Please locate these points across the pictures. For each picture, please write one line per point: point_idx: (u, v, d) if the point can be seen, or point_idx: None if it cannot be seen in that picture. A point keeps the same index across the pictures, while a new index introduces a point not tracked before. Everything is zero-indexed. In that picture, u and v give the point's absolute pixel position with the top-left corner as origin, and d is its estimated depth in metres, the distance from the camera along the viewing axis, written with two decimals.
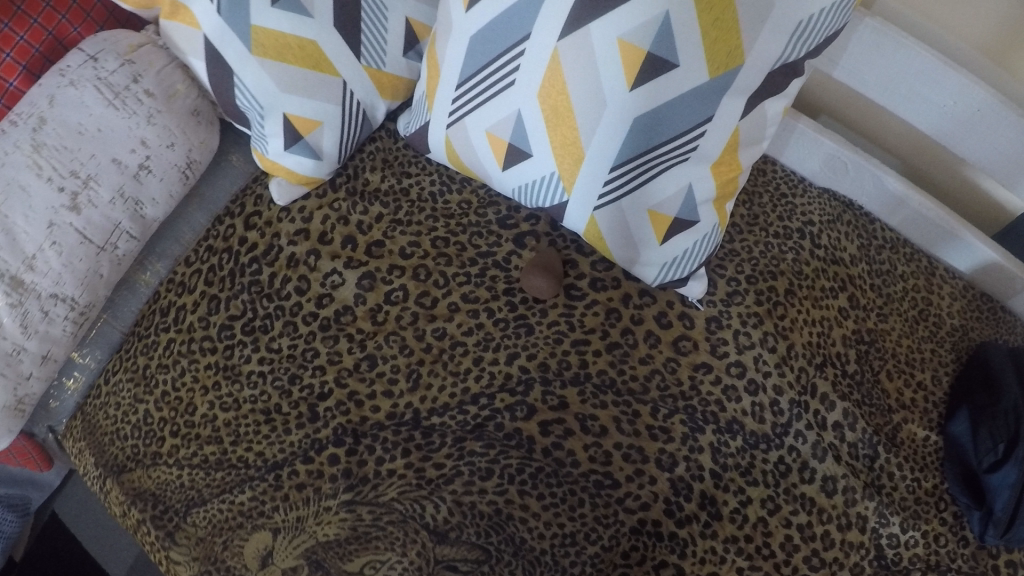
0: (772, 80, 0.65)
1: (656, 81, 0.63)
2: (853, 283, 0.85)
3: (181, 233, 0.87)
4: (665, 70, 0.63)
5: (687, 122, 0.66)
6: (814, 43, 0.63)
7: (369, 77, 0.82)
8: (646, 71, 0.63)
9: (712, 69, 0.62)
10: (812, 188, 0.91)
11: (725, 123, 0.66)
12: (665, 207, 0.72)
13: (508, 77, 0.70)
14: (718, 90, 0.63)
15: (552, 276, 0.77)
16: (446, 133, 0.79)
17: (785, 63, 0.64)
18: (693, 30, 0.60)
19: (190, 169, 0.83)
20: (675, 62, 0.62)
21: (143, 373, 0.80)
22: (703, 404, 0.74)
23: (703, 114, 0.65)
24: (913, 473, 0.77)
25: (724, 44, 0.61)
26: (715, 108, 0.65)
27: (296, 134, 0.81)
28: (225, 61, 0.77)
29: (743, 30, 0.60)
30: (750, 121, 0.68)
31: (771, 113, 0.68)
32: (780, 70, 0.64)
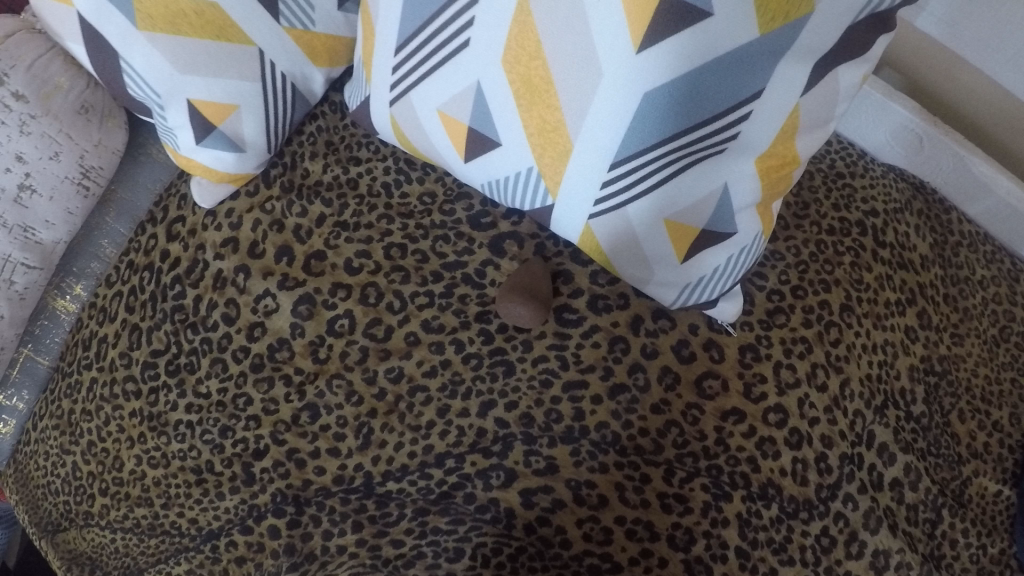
0: (851, 38, 0.44)
1: (680, 36, 0.42)
2: (925, 294, 0.67)
3: (100, 247, 0.73)
4: (694, 20, 0.41)
5: (724, 100, 0.45)
6: None
7: (295, 43, 0.63)
8: (661, 21, 0.42)
9: (765, 20, 0.41)
10: (876, 164, 0.72)
11: (779, 100, 0.46)
12: (689, 215, 0.52)
13: (461, 34, 0.51)
14: (774, 53, 0.43)
15: (538, 303, 0.59)
16: (391, 111, 0.59)
17: (872, 13, 0.43)
18: None
19: (89, 178, 0.67)
20: (710, 9, 0.41)
21: (67, 419, 0.69)
22: (731, 463, 0.58)
23: (749, 86, 0.45)
24: (979, 538, 0.63)
25: None
26: (766, 80, 0.45)
27: (206, 125, 0.63)
28: (106, 42, 0.59)
29: None
30: (816, 98, 0.47)
31: (845, 83, 0.47)
32: (862, 22, 0.44)
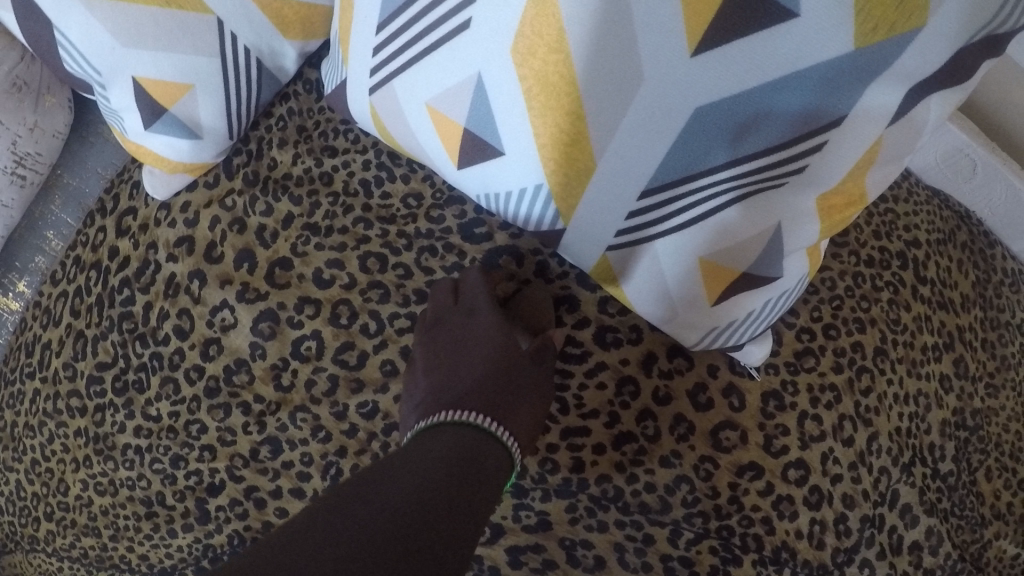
0: (960, 61, 0.36)
1: (746, 37, 0.34)
2: (962, 339, 0.61)
3: (44, 239, 0.66)
4: (771, 20, 0.34)
5: (792, 125, 0.37)
6: None
7: (263, 14, 0.52)
8: (722, 17, 0.34)
9: (863, 31, 0.33)
10: (920, 187, 0.64)
11: (860, 132, 0.38)
12: (730, 257, 0.44)
13: (462, 15, 0.41)
14: (865, 73, 0.35)
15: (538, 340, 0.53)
16: (370, 99, 0.49)
17: (988, 34, 0.35)
18: None
19: (22, 165, 0.60)
20: (793, 11, 0.33)
21: (10, 434, 0.63)
22: (743, 525, 0.52)
23: (824, 112, 0.36)
24: None
25: None
26: (850, 105, 0.36)
27: (155, 107, 0.54)
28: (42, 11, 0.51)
29: None
30: (903, 133, 0.39)
31: (936, 115, 0.39)
32: (975, 45, 0.35)
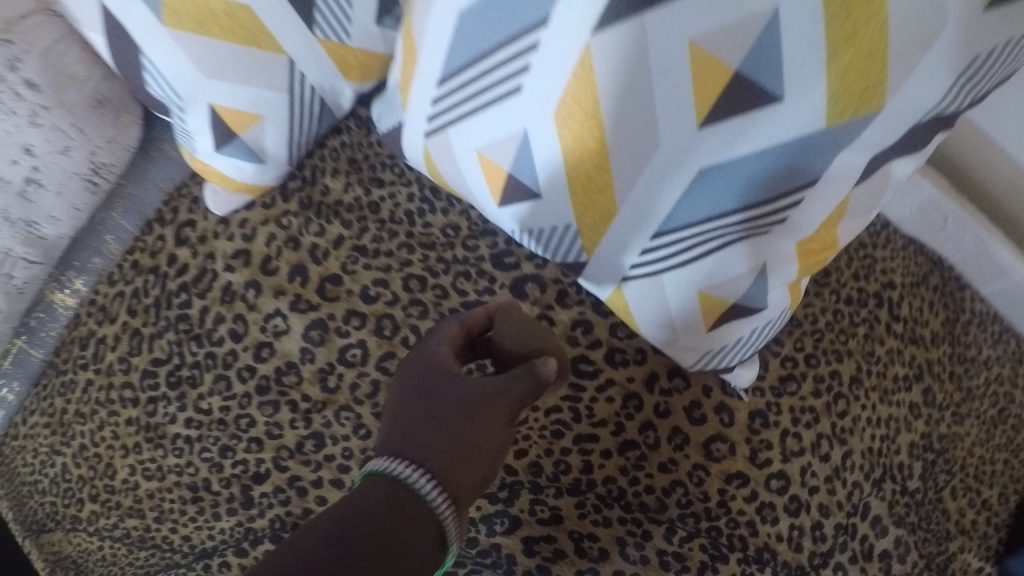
0: (915, 134, 0.45)
1: (747, 117, 0.43)
2: (932, 372, 0.68)
3: (103, 242, 0.70)
4: (763, 103, 0.42)
5: (778, 183, 0.45)
6: (983, 89, 0.44)
7: (327, 55, 0.60)
8: (727, 99, 0.43)
9: (835, 111, 0.42)
10: (898, 236, 0.73)
11: (833, 190, 0.46)
12: (723, 289, 0.52)
13: (513, 80, 0.48)
14: (837, 143, 0.43)
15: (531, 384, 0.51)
16: (424, 142, 0.57)
17: (937, 115, 0.44)
18: (816, 43, 0.40)
19: (98, 175, 0.66)
20: (778, 93, 0.42)
21: (59, 419, 0.68)
22: (730, 526, 0.60)
23: (802, 173, 0.45)
24: None
25: (861, 73, 0.40)
26: (824, 169, 0.45)
27: (227, 132, 0.61)
28: (130, 37, 0.57)
29: (891, 60, 0.40)
30: (867, 190, 0.48)
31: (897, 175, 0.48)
32: (926, 123, 0.44)
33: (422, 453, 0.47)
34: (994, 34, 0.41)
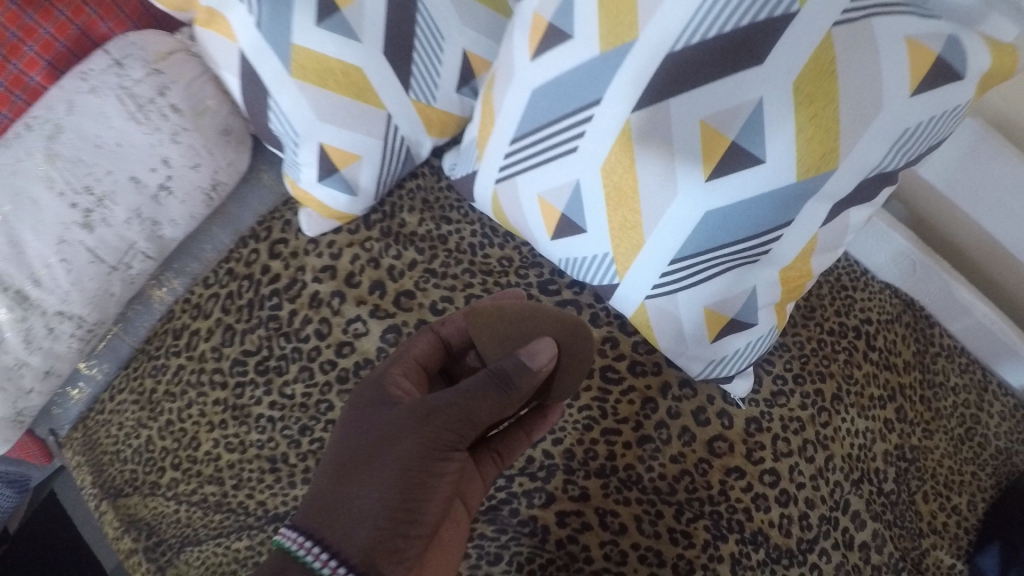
0: (864, 187, 0.61)
1: (743, 172, 0.59)
2: (904, 393, 0.80)
3: (202, 251, 0.83)
4: (750, 163, 0.58)
5: (763, 223, 0.61)
6: (916, 151, 0.60)
7: (417, 113, 0.76)
8: (728, 160, 0.59)
9: (803, 170, 0.58)
10: (876, 282, 0.87)
11: (803, 229, 0.62)
12: (724, 306, 0.67)
13: (571, 142, 0.66)
14: (805, 193, 0.59)
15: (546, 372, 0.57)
16: (494, 187, 0.75)
17: (878, 171, 0.60)
18: (786, 121, 0.57)
19: (215, 191, 0.77)
20: (762, 156, 0.58)
21: (149, 397, 0.78)
22: (729, 511, 0.71)
23: (780, 216, 0.61)
24: None
25: (820, 145, 0.57)
26: (797, 214, 0.61)
27: (331, 166, 0.75)
28: (262, 82, 0.71)
29: (843, 132, 0.57)
30: (831, 230, 0.64)
31: (855, 219, 0.64)
32: (870, 179, 0.60)
33: (351, 509, 0.51)
34: (918, 112, 0.57)
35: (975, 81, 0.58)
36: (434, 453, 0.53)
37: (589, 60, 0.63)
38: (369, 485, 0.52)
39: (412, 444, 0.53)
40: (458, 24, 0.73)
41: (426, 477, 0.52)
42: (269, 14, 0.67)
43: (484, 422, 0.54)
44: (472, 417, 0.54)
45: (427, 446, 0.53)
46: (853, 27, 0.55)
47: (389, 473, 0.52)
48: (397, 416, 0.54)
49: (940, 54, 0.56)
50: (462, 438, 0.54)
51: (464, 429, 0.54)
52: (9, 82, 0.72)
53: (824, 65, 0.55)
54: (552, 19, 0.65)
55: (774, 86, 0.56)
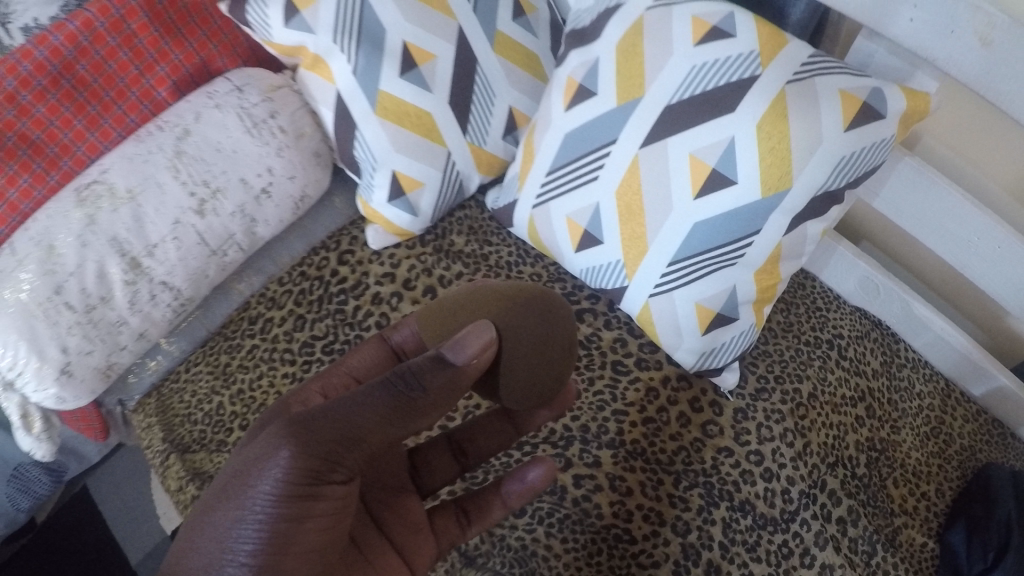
0: (815, 205, 0.78)
1: (725, 192, 0.77)
2: (873, 395, 0.88)
3: (279, 254, 0.99)
4: (727, 184, 0.77)
5: (738, 230, 0.78)
6: (852, 175, 0.77)
7: (470, 152, 0.95)
8: (712, 183, 0.77)
9: (766, 189, 0.76)
10: (845, 306, 0.96)
11: (769, 236, 0.79)
12: (712, 301, 0.82)
13: (593, 173, 0.85)
14: (769, 206, 0.77)
15: (481, 362, 0.58)
16: (531, 212, 0.93)
17: (826, 190, 0.77)
18: (752, 154, 0.75)
19: (302, 202, 0.95)
20: (736, 179, 0.76)
21: (223, 368, 0.91)
22: (720, 481, 0.81)
23: (752, 225, 0.78)
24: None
25: (774, 169, 0.75)
26: (763, 224, 0.78)
27: (400, 190, 0.92)
28: (352, 117, 0.89)
29: (793, 158, 0.75)
30: (793, 238, 0.80)
31: (812, 233, 0.81)
32: (819, 198, 0.78)
33: (214, 547, 0.54)
34: (853, 144, 0.75)
35: (896, 120, 0.75)
36: (299, 483, 0.53)
37: (609, 112, 0.83)
38: (231, 522, 0.54)
39: (276, 475, 0.53)
40: (508, 87, 0.94)
41: (287, 512, 0.53)
42: (364, 64, 0.86)
43: (370, 438, 0.55)
44: (352, 436, 0.54)
45: (291, 476, 0.53)
46: (802, 84, 0.75)
47: (250, 507, 0.53)
48: (268, 439, 0.55)
49: (866, 99, 0.74)
50: (340, 461, 0.54)
51: (339, 452, 0.54)
52: (141, 93, 0.92)
53: (780, 110, 0.74)
54: (582, 81, 0.86)
55: (744, 125, 0.75)
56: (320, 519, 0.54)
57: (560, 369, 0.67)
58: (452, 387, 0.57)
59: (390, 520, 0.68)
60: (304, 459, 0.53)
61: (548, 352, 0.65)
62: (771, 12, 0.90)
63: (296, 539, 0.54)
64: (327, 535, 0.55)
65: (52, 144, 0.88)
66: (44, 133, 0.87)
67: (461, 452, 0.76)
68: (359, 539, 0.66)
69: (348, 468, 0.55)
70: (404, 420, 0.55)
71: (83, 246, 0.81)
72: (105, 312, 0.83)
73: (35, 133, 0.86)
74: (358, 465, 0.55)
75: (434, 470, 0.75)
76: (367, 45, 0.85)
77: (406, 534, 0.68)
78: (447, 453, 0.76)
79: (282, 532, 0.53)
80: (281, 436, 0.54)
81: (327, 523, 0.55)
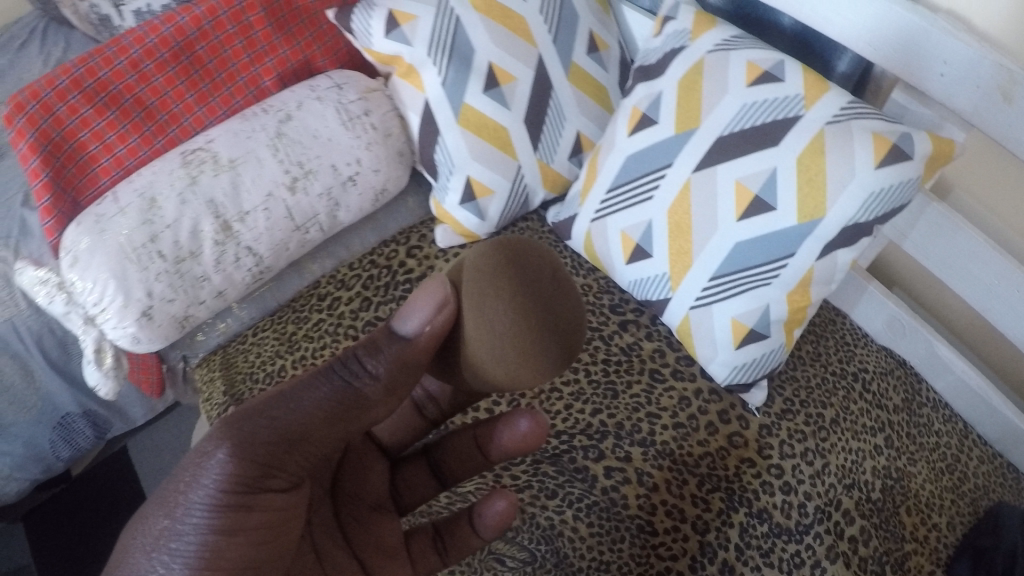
0: (842, 236, 0.83)
1: (766, 218, 0.84)
2: (893, 427, 0.92)
3: (351, 242, 1.08)
4: (768, 209, 0.84)
5: (773, 250, 0.85)
6: (880, 211, 0.81)
7: (539, 168, 1.03)
8: (754, 207, 0.84)
9: (802, 214, 0.82)
10: (872, 345, 1.01)
11: (802, 259, 0.85)
12: (745, 317, 0.88)
13: (648, 193, 0.93)
14: (804, 231, 0.83)
15: (437, 328, 0.55)
16: (589, 226, 1.01)
17: (857, 221, 0.82)
18: (791, 186, 0.82)
19: (381, 195, 1.04)
20: (775, 206, 0.83)
21: (288, 336, 0.98)
22: (741, 489, 0.85)
23: (786, 246, 0.84)
24: None
25: (810, 195, 0.82)
26: (797, 248, 0.84)
27: (472, 195, 1.01)
28: (436, 123, 0.98)
29: (828, 188, 0.81)
30: (824, 264, 0.85)
31: (841, 261, 0.85)
32: (850, 227, 0.82)
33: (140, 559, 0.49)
34: (889, 179, 0.79)
35: (921, 161, 0.80)
36: (233, 490, 0.51)
37: (668, 139, 0.91)
38: (155, 542, 0.49)
39: (208, 483, 0.51)
40: (577, 113, 1.03)
41: (222, 524, 0.50)
42: (453, 77, 0.95)
43: (315, 434, 0.55)
44: (294, 435, 0.54)
45: (225, 482, 0.51)
46: (840, 126, 0.82)
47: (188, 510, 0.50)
48: (205, 441, 0.53)
49: (894, 142, 0.80)
50: (278, 464, 0.53)
51: (278, 455, 0.53)
52: (249, 80, 1.03)
53: (817, 147, 0.82)
54: (645, 110, 0.95)
55: (786, 159, 0.83)
56: (259, 531, 0.52)
57: (561, 300, 0.52)
58: (412, 362, 0.57)
59: (364, 540, 0.64)
60: (246, 455, 0.52)
61: (526, 282, 0.50)
62: (821, 66, 0.98)
63: (233, 555, 0.50)
64: (271, 548, 0.53)
65: (163, 111, 0.98)
66: (158, 100, 0.97)
67: (438, 469, 0.73)
68: (325, 557, 0.60)
69: (293, 465, 0.54)
70: (351, 414, 0.56)
71: (182, 203, 0.90)
72: (193, 267, 0.91)
73: (151, 99, 0.97)
74: (300, 468, 0.55)
75: (415, 486, 0.72)
76: (457, 62, 0.95)
77: (379, 557, 0.64)
78: (425, 469, 0.73)
79: (221, 546, 0.50)
80: (214, 440, 0.52)
81: (268, 535, 0.53)
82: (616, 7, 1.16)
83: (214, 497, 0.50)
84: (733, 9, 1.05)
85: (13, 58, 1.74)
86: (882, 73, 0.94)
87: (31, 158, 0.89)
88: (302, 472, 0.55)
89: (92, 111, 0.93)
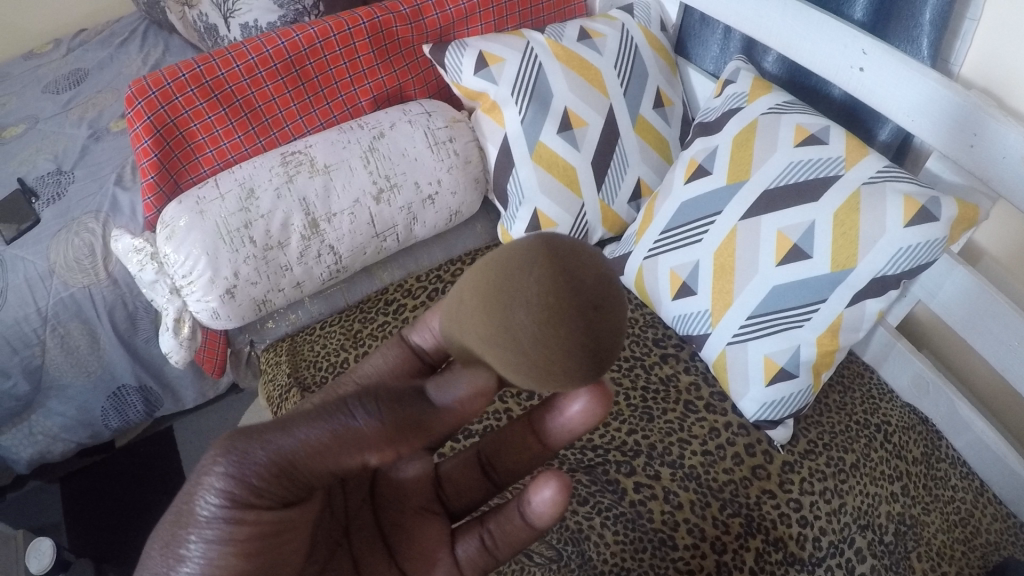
0: (870, 287, 0.90)
1: (802, 267, 0.92)
2: (910, 477, 0.97)
3: (420, 257, 1.20)
4: (805, 258, 0.92)
5: (805, 297, 0.92)
6: (908, 265, 0.87)
7: (600, 208, 1.12)
8: (793, 256, 0.92)
9: (834, 264, 0.90)
10: (897, 402, 1.07)
11: (833, 307, 0.92)
12: (777, 358, 0.95)
13: (698, 236, 1.01)
14: (837, 279, 0.90)
15: (467, 408, 0.56)
16: (641, 262, 1.09)
17: (887, 273, 0.88)
18: (826, 238, 0.90)
19: (454, 216, 1.16)
20: (812, 255, 0.91)
21: (354, 332, 1.07)
22: (759, 517, 0.91)
23: (819, 294, 0.92)
24: None
25: (843, 248, 0.89)
26: (828, 295, 0.91)
27: (537, 225, 1.10)
28: (512, 155, 1.10)
29: (860, 243, 0.88)
30: (853, 313, 0.92)
31: (869, 311, 0.92)
32: (880, 279, 0.89)
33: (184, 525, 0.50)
34: (919, 236, 0.85)
35: (947, 224, 0.85)
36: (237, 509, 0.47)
37: (719, 188, 1.00)
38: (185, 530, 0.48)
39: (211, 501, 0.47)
40: (640, 160, 1.13)
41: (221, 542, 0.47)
42: (532, 116, 1.07)
43: (309, 461, 0.50)
44: (289, 460, 0.49)
45: (224, 501, 0.47)
46: (875, 187, 0.89)
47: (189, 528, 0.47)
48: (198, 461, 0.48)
49: (924, 204, 0.85)
50: (268, 486, 0.48)
51: (276, 478, 0.49)
52: (349, 99, 1.17)
53: (852, 205, 0.90)
54: (702, 162, 1.04)
55: (825, 214, 0.91)
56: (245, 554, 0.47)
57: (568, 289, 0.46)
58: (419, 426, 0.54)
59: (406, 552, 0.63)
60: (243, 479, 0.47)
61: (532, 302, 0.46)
62: (864, 134, 1.07)
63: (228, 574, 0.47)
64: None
65: (268, 115, 1.11)
66: (265, 105, 1.10)
67: (488, 467, 0.72)
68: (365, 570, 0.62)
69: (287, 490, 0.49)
70: (351, 447, 0.51)
71: (278, 197, 1.00)
72: (279, 256, 1.01)
73: (259, 103, 1.09)
74: (292, 492, 0.50)
75: (461, 490, 0.72)
76: (537, 103, 1.07)
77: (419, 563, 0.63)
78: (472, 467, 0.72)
79: (218, 564, 0.47)
80: (210, 459, 0.48)
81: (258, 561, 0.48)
82: (682, 69, 1.28)
83: (206, 517, 0.47)
84: (788, 77, 1.15)
85: (113, 52, 1.91)
86: (921, 145, 1.02)
87: (143, 137, 1.01)
88: (300, 493, 0.51)
89: (206, 104, 1.04)
